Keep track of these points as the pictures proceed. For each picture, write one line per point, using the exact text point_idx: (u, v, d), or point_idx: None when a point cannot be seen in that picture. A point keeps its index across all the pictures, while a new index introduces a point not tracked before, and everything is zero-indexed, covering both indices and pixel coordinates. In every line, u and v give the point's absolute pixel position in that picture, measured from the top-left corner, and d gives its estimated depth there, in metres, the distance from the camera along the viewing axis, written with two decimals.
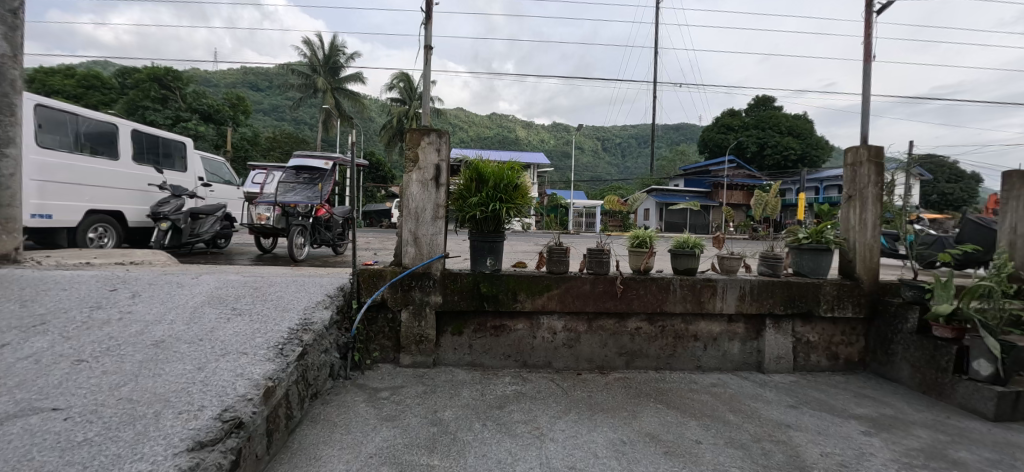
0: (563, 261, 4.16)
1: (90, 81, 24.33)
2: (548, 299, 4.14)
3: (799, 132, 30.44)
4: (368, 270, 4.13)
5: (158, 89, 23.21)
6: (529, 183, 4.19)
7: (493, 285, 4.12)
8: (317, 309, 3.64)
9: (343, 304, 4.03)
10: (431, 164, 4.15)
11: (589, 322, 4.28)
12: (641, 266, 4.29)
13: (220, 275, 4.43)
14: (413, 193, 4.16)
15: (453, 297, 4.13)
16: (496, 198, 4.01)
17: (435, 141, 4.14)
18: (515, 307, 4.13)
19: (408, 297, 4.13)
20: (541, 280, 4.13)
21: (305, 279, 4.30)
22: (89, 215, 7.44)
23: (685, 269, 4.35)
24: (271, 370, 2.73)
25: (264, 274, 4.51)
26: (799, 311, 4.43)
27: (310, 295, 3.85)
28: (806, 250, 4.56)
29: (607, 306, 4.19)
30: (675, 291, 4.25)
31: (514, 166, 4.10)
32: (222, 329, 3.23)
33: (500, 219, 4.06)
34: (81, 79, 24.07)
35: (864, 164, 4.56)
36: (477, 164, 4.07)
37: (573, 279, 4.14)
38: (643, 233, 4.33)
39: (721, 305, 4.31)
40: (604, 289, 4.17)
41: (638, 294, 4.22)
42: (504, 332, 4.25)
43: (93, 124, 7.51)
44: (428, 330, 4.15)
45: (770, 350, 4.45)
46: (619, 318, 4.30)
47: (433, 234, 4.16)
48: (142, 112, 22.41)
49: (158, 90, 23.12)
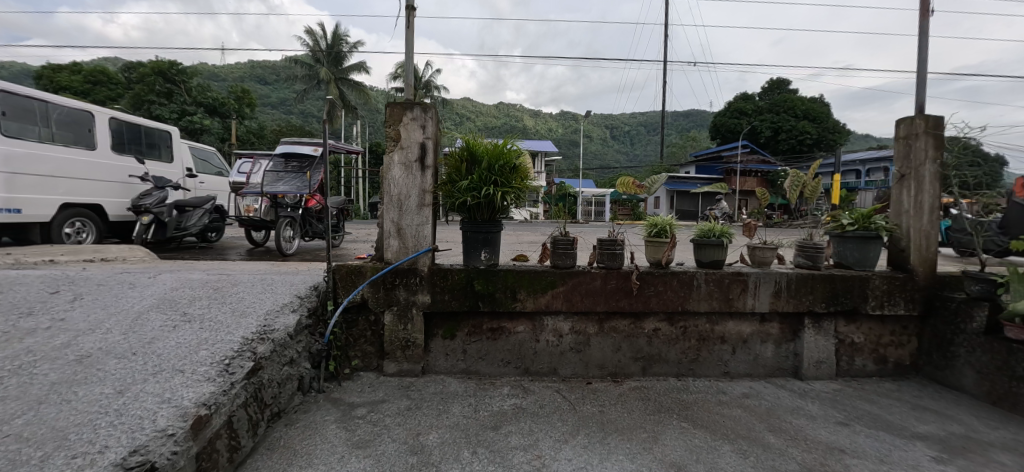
0: (569, 253, 3.59)
1: (97, 76, 23.96)
2: (553, 298, 3.59)
3: (815, 116, 29.43)
4: (346, 266, 3.60)
5: (163, 83, 22.59)
6: (528, 164, 3.63)
7: (489, 283, 3.57)
8: (281, 315, 3.12)
9: (317, 305, 3.51)
10: (415, 143, 3.58)
11: (600, 323, 3.72)
12: (661, 259, 3.71)
13: (181, 274, 3.92)
14: (395, 177, 3.59)
15: (443, 296, 3.59)
16: (491, 182, 3.45)
17: (420, 116, 3.57)
18: (514, 307, 3.58)
19: (392, 297, 3.60)
20: (545, 276, 3.57)
21: (275, 278, 3.78)
22: (64, 210, 7.02)
23: (711, 261, 3.77)
24: (208, 394, 2.21)
25: (230, 272, 3.99)
26: (843, 309, 3.84)
27: (276, 299, 3.32)
28: (851, 238, 3.95)
29: (620, 305, 3.63)
30: (700, 287, 3.68)
31: (511, 144, 3.53)
32: (164, 339, 2.71)
33: (496, 205, 3.50)
34: (87, 75, 23.79)
35: (920, 137, 3.93)
36: (468, 142, 3.50)
37: (582, 274, 3.58)
38: (662, 221, 3.75)
39: (753, 303, 3.73)
40: (618, 286, 3.61)
41: (657, 291, 3.65)
42: (503, 335, 3.71)
43: (65, 112, 7.15)
44: (415, 334, 3.62)
45: (809, 353, 3.87)
46: (634, 318, 3.73)
47: (419, 225, 3.61)
48: (148, 107, 22.05)
49: (163, 84, 22.46)
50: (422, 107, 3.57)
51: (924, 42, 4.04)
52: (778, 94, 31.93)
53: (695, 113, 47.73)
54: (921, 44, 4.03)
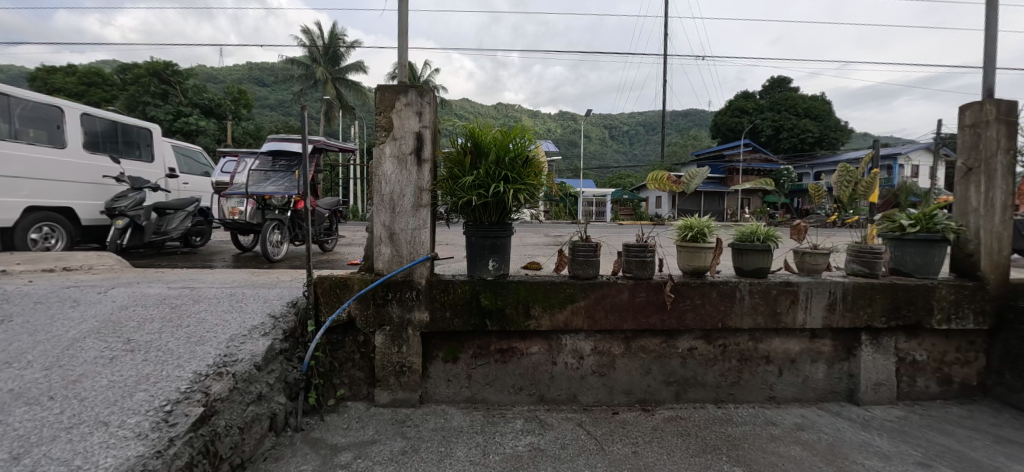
0: (591, 262, 3.06)
1: (92, 78, 23.22)
2: (572, 314, 3.06)
3: (817, 113, 29.02)
4: (329, 278, 3.06)
5: (158, 84, 22.37)
6: (541, 157, 3.08)
7: (498, 298, 3.04)
8: (247, 342, 2.59)
9: (295, 326, 2.98)
10: (410, 133, 3.04)
11: (627, 343, 3.19)
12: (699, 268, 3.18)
13: (137, 290, 3.38)
14: (387, 173, 3.05)
15: (443, 313, 3.06)
16: (500, 178, 2.91)
17: (416, 102, 3.04)
18: (528, 325, 3.05)
19: (383, 315, 3.07)
20: (563, 289, 3.04)
21: (246, 293, 3.24)
22: (29, 214, 6.50)
23: (755, 270, 3.24)
24: (130, 460, 1.71)
25: (195, 286, 3.45)
26: (907, 323, 3.30)
27: (244, 321, 2.79)
28: (912, 241, 3.42)
29: (651, 322, 3.10)
30: (743, 300, 3.15)
31: (523, 133, 2.99)
32: (95, 379, 2.22)
33: (505, 205, 2.97)
34: (81, 76, 23.10)
35: (990, 124, 3.41)
36: (472, 131, 2.96)
37: (606, 286, 3.04)
38: (698, 223, 3.23)
39: (804, 317, 3.19)
40: (648, 299, 3.08)
41: (694, 306, 3.12)
42: (513, 358, 3.18)
43: (30, 107, 6.60)
44: (412, 357, 3.09)
45: (867, 375, 3.32)
46: (666, 337, 3.20)
47: (415, 229, 3.07)
48: (143, 108, 21.43)
49: (159, 85, 22.31)
50: (418, 91, 3.03)
51: (992, 15, 3.50)
52: (779, 92, 31.51)
53: (695, 112, 47.41)
54: (988, 16, 3.50)
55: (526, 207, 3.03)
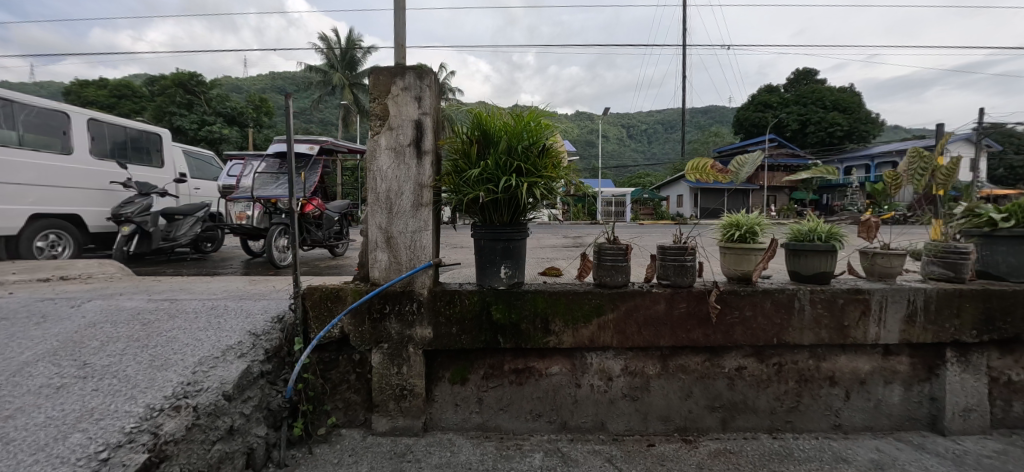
0: (620, 267, 2.60)
1: (121, 90, 23.11)
2: (599, 329, 2.61)
3: (845, 106, 27.84)
4: (319, 289, 2.67)
5: (185, 94, 21.98)
6: (560, 145, 2.64)
7: (512, 311, 2.61)
8: (218, 367, 2.22)
9: (280, 344, 2.60)
10: (408, 121, 2.63)
11: (665, 362, 2.72)
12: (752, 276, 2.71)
13: (111, 304, 3.03)
14: (382, 167, 2.65)
15: (449, 329, 2.65)
16: (512, 170, 2.48)
17: (414, 85, 2.63)
18: (546, 342, 2.62)
19: (380, 331, 2.67)
20: (588, 300, 2.59)
21: (228, 306, 2.87)
22: (34, 222, 6.30)
23: (815, 275, 2.74)
24: None
25: (176, 299, 3.10)
26: (1002, 337, 2.74)
27: (218, 340, 2.42)
28: (1005, 238, 2.86)
29: (692, 338, 2.63)
30: (802, 311, 2.65)
31: (538, 117, 2.54)
32: (31, 415, 1.87)
33: (519, 202, 2.53)
34: (113, 89, 22.99)
35: None
36: (479, 116, 2.53)
37: (638, 296, 2.59)
38: (746, 220, 2.75)
39: (877, 332, 2.69)
40: (688, 311, 2.61)
41: (744, 318, 2.63)
42: (531, 379, 2.74)
43: (35, 113, 6.43)
44: (414, 379, 2.69)
45: (953, 399, 2.78)
46: (710, 354, 2.73)
47: (415, 232, 2.66)
48: (168, 118, 21.42)
49: (184, 94, 22.12)
50: (416, 73, 2.63)
51: None
52: (804, 85, 30.34)
53: (713, 108, 46.14)
54: None
55: (543, 204, 2.59)
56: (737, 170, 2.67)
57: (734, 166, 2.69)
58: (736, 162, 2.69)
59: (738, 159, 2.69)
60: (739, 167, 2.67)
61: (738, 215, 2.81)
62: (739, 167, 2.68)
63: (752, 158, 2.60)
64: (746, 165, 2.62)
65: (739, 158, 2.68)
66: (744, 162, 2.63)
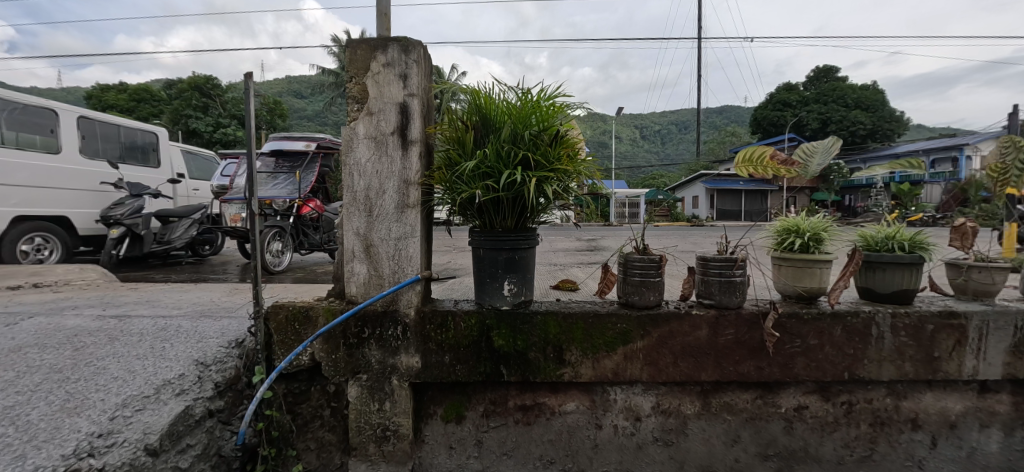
0: (650, 284, 2.10)
1: (141, 94, 22.57)
2: (626, 359, 2.12)
3: (868, 105, 26.90)
4: (285, 307, 2.20)
5: (201, 97, 21.45)
6: (576, 131, 2.14)
7: (517, 337, 2.12)
8: (144, 411, 1.76)
9: (234, 375, 2.14)
10: (391, 104, 2.16)
11: (706, 399, 2.21)
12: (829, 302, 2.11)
13: (50, 322, 2.58)
14: (360, 161, 2.18)
15: (441, 358, 2.17)
16: (517, 161, 1.99)
17: (398, 61, 2.15)
18: (560, 375, 2.14)
19: (357, 360, 2.20)
20: (612, 325, 2.10)
21: (180, 327, 2.41)
22: (18, 224, 5.81)
23: (894, 293, 2.24)
24: None
25: (127, 317, 2.64)
26: None
27: (154, 373, 1.96)
28: None
29: (742, 371, 2.13)
30: (880, 340, 2.14)
31: (550, 96, 2.05)
32: None
33: (525, 202, 2.05)
34: (125, 91, 22.74)
35: None
36: (476, 95, 2.03)
37: (676, 319, 2.09)
38: (808, 226, 2.25)
39: (974, 366, 2.20)
40: (737, 338, 2.10)
41: (807, 348, 2.12)
42: (541, 418, 2.25)
43: (20, 110, 5.98)
44: (399, 418, 2.21)
45: None
46: (763, 391, 2.22)
47: (399, 239, 2.19)
48: (184, 121, 21.03)
49: (200, 97, 21.82)
50: (400, 46, 2.15)
51: None
52: (825, 82, 29.27)
53: (727, 108, 45.16)
54: None
55: (555, 204, 2.10)
56: (804, 162, 2.22)
57: (799, 157, 2.25)
58: (799, 153, 2.26)
59: (801, 151, 2.28)
60: (804, 158, 2.24)
61: (793, 219, 2.33)
62: (805, 158, 2.24)
63: (824, 146, 2.20)
64: (818, 152, 2.18)
65: (802, 148, 2.26)
66: (814, 151, 2.21)
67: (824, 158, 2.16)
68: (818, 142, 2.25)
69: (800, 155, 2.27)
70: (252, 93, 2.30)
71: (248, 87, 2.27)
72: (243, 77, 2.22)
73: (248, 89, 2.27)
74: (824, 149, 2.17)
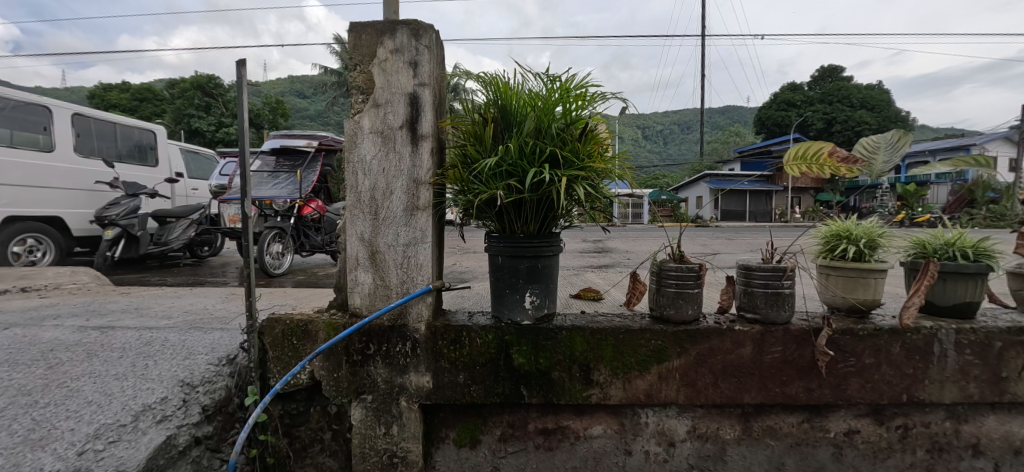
0: (687, 296, 1.88)
1: (144, 94, 22.37)
2: (661, 380, 1.91)
3: (873, 104, 25.77)
4: (282, 320, 1.99)
5: (202, 96, 21.00)
6: (604, 126, 1.94)
7: (540, 354, 1.92)
8: (118, 443, 1.60)
9: (224, 397, 1.99)
10: (399, 95, 1.95)
11: (747, 422, 2.00)
12: (900, 322, 1.88)
13: (27, 336, 2.39)
14: (365, 158, 1.96)
15: (454, 377, 1.96)
16: (543, 158, 1.78)
17: (408, 46, 1.94)
18: (587, 396, 1.93)
19: (362, 379, 1.99)
20: (645, 341, 1.90)
21: (167, 341, 2.29)
22: (8, 224, 5.41)
23: (954, 306, 2.00)
24: None
25: (111, 330, 2.46)
26: None
27: (134, 397, 1.82)
28: None
29: (788, 393, 1.91)
30: (943, 358, 1.91)
31: (578, 87, 1.85)
32: None
33: (551, 203, 1.84)
34: (126, 92, 22.67)
35: None
36: (496, 85, 1.83)
37: (716, 336, 1.88)
38: (861, 231, 2.04)
39: None
40: (784, 357, 1.89)
41: (863, 367, 1.90)
42: (564, 443, 2.03)
43: (12, 106, 5.55)
44: (407, 443, 2.00)
45: None
46: (811, 414, 2.00)
47: (408, 245, 1.97)
48: (187, 120, 20.79)
49: (200, 97, 21.28)
50: (410, 30, 1.94)
51: None
52: (830, 82, 28.96)
53: (732, 108, 44.86)
54: None
55: (582, 206, 1.89)
56: (868, 157, 2.26)
57: (861, 152, 2.27)
58: (861, 148, 2.28)
59: (861, 143, 2.29)
60: (868, 153, 2.26)
61: (844, 223, 2.12)
62: (868, 153, 2.26)
63: (887, 140, 2.22)
64: (883, 148, 2.22)
65: (863, 143, 2.27)
66: (878, 145, 2.23)
67: (891, 155, 2.20)
68: (879, 134, 2.26)
69: (861, 148, 2.29)
70: (246, 81, 2.05)
71: (241, 75, 2.03)
72: (236, 63, 2.00)
73: (242, 77, 2.03)
74: (889, 145, 2.21)
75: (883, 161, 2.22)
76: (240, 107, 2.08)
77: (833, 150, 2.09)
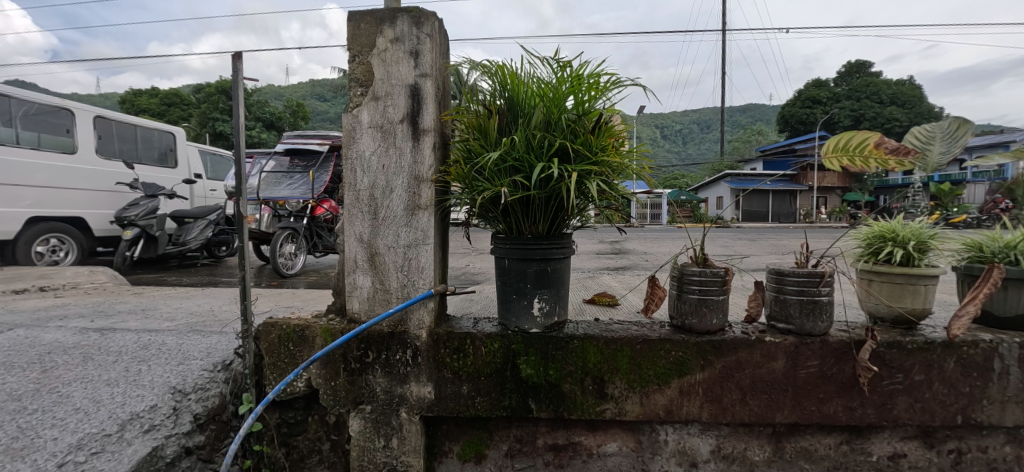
0: (712, 303, 1.71)
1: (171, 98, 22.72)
2: (682, 394, 1.75)
3: (905, 100, 23.99)
4: (279, 323, 1.89)
5: (226, 99, 21.48)
6: (620, 117, 1.78)
7: (550, 365, 1.77)
8: (101, 455, 1.53)
9: (217, 405, 1.89)
10: (400, 86, 1.83)
11: (778, 443, 1.81)
12: (951, 335, 1.66)
13: (29, 339, 2.34)
14: (364, 154, 1.84)
15: (458, 388, 1.83)
16: (552, 153, 1.64)
17: (409, 35, 1.82)
18: (597, 410, 1.78)
19: (360, 388, 1.87)
20: (664, 353, 1.74)
21: (164, 345, 2.23)
22: (34, 224, 5.36)
23: (1018, 317, 1.78)
24: None
25: (110, 334, 2.39)
26: None
27: (123, 404, 1.74)
28: None
29: (824, 409, 1.73)
30: (1004, 376, 1.70)
31: (589, 75, 1.70)
32: None
33: (562, 202, 1.71)
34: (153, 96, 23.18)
35: None
36: (503, 75, 1.69)
37: (742, 346, 1.71)
38: (907, 233, 1.86)
39: None
40: (819, 370, 1.71)
41: (911, 385, 1.71)
42: (575, 461, 1.88)
43: (35, 109, 5.46)
44: (408, 457, 1.87)
45: None
46: (850, 435, 1.80)
47: (409, 247, 1.85)
48: (211, 124, 20.94)
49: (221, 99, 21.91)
50: (411, 17, 1.81)
51: None
52: (856, 78, 27.86)
53: (753, 106, 43.88)
54: None
55: (595, 205, 1.75)
56: (922, 148, 2.07)
57: (914, 143, 2.09)
58: (914, 138, 2.09)
59: (913, 133, 2.11)
60: (921, 144, 2.08)
61: (888, 224, 1.94)
62: (921, 143, 2.08)
63: (943, 129, 2.05)
64: (939, 137, 2.04)
65: (917, 132, 2.09)
66: (933, 134, 2.06)
67: (948, 145, 2.02)
68: (933, 123, 2.09)
69: (913, 138, 2.11)
70: (243, 76, 1.96)
71: (238, 70, 1.94)
72: (232, 57, 1.91)
73: (239, 71, 1.94)
74: (946, 134, 2.03)
75: (940, 151, 2.04)
76: (237, 104, 1.99)
77: (881, 141, 1.91)
